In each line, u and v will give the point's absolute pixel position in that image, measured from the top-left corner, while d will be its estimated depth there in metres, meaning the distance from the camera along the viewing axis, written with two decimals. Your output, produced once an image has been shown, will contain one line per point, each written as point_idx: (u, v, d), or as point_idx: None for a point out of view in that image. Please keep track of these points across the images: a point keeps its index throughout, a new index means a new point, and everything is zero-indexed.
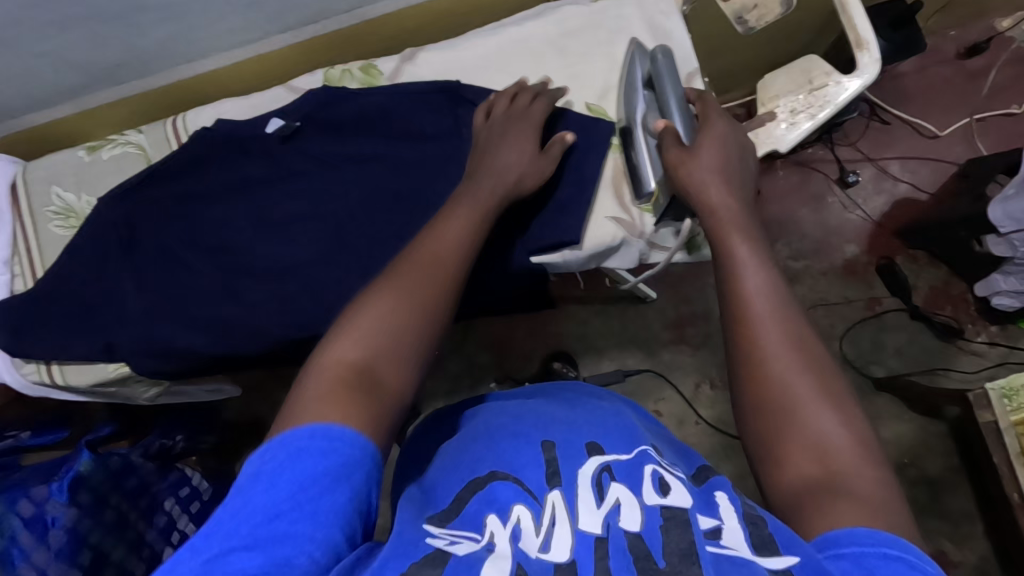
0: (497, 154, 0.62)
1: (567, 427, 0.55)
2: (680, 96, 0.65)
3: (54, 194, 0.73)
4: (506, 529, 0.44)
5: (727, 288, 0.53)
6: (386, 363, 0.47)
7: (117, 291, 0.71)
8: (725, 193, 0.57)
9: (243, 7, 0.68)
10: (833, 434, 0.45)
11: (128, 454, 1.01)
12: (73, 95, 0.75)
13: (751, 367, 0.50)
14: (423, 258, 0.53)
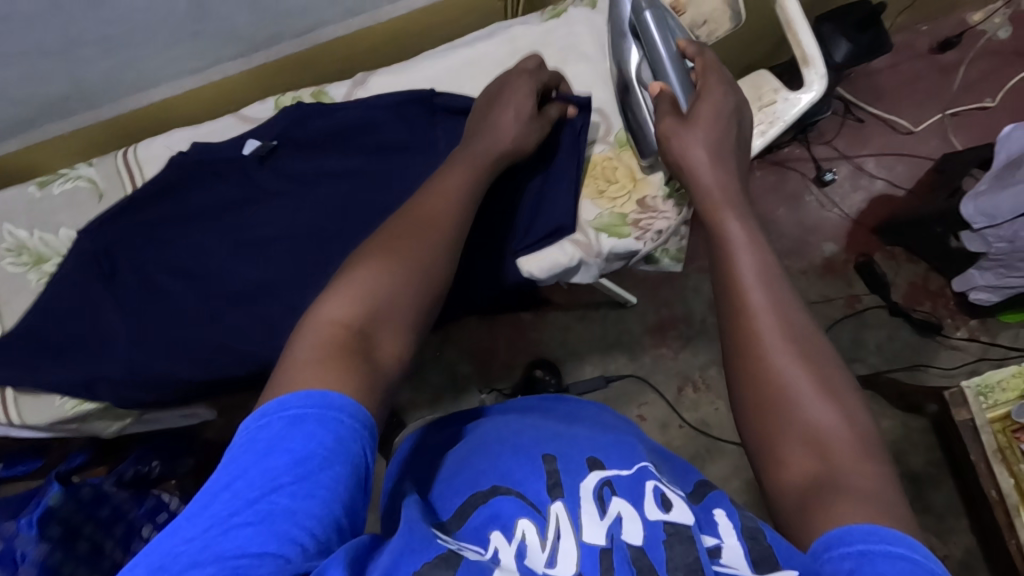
0: (496, 112, 0.63)
1: (567, 442, 0.53)
2: (674, 53, 0.63)
3: (7, 231, 0.72)
4: (510, 545, 0.42)
5: (722, 271, 0.52)
6: (383, 327, 0.45)
7: (69, 326, 0.70)
8: (718, 169, 0.56)
9: (189, 36, 0.68)
10: (831, 427, 0.44)
11: (100, 484, 1.00)
12: (22, 128, 0.74)
13: (749, 356, 0.48)
14: (417, 223, 0.52)
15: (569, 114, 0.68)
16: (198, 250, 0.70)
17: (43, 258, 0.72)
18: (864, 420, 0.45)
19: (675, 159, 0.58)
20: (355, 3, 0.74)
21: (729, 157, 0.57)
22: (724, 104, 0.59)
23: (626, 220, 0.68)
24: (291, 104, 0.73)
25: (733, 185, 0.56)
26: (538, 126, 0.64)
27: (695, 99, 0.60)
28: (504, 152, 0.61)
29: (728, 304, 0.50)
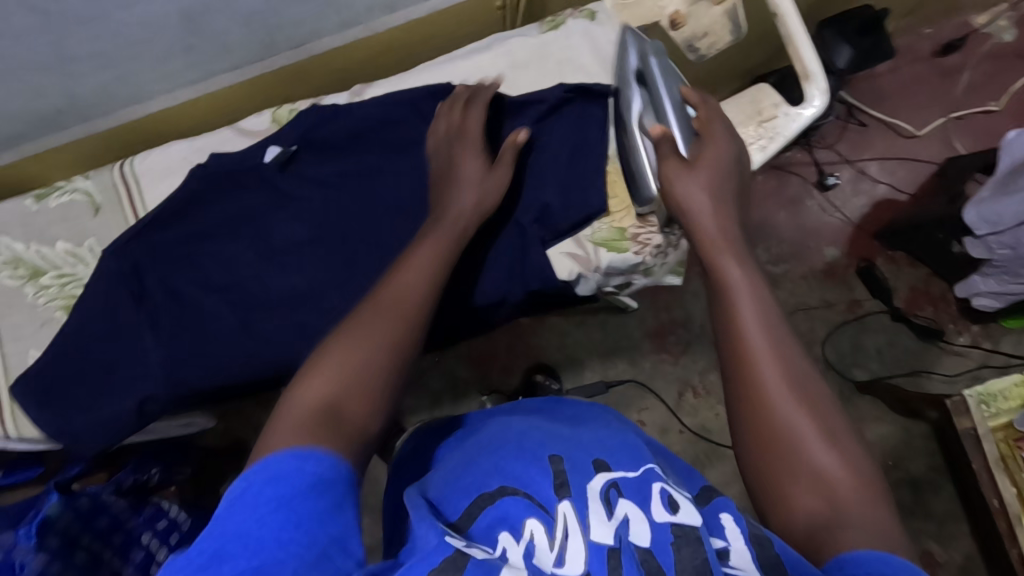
0: (454, 182, 0.61)
1: (572, 442, 0.53)
2: (678, 101, 0.61)
3: (3, 244, 0.72)
4: (519, 545, 0.44)
5: (722, 314, 0.50)
6: (354, 402, 0.44)
7: (62, 341, 0.69)
8: (720, 216, 0.54)
9: (184, 49, 0.68)
10: (835, 471, 0.44)
11: (99, 493, 0.99)
12: (16, 142, 0.74)
13: (754, 407, 0.46)
14: (386, 301, 0.50)
15: (523, 141, 0.65)
16: (196, 263, 0.70)
17: (41, 271, 0.71)
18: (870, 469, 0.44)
19: (673, 205, 0.56)
20: (352, 15, 0.73)
21: (728, 200, 0.55)
22: (726, 153, 0.57)
23: (625, 235, 0.67)
24: (291, 117, 0.72)
25: (734, 232, 0.54)
26: (496, 179, 0.63)
27: (697, 148, 0.58)
28: (470, 214, 0.60)
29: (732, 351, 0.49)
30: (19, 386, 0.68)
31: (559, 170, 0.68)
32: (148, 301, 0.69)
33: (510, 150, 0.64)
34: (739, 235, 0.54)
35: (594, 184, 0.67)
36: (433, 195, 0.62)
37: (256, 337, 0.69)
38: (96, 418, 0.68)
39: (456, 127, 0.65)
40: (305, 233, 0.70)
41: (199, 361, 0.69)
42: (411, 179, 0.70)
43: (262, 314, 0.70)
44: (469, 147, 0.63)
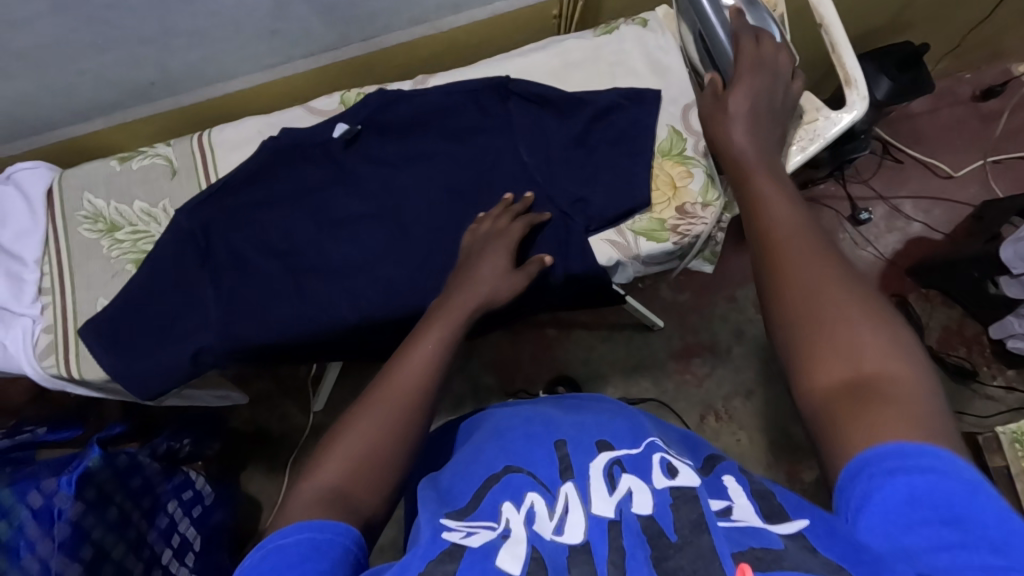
0: (477, 267, 0.65)
1: (576, 426, 0.56)
2: (726, 28, 0.66)
3: (86, 200, 0.78)
4: (519, 513, 0.45)
5: (753, 214, 0.53)
6: (361, 489, 0.47)
7: (128, 290, 0.74)
8: (750, 138, 0.58)
9: (269, 34, 0.75)
10: (869, 346, 0.43)
11: (135, 454, 1.04)
12: (107, 111, 0.81)
13: (784, 280, 0.48)
14: (396, 379, 0.53)
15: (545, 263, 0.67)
16: (259, 227, 0.75)
17: (117, 227, 0.77)
18: (914, 342, 0.44)
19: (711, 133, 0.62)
20: (421, 13, 0.79)
21: (761, 128, 0.59)
22: (759, 81, 0.61)
23: (665, 226, 0.70)
24: (357, 100, 0.77)
25: (763, 156, 0.58)
26: (515, 280, 0.65)
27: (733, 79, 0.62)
28: (482, 305, 0.62)
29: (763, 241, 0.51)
30: (87, 329, 0.73)
31: (601, 170, 0.72)
32: (216, 259, 0.75)
33: (535, 265, 0.66)
34: (777, 163, 0.57)
35: (637, 175, 0.71)
36: (455, 279, 0.65)
37: (308, 301, 0.73)
38: (154, 365, 0.72)
39: (499, 227, 0.68)
40: (363, 208, 0.75)
41: (253, 319, 0.73)
42: (463, 164, 0.74)
43: (318, 280, 0.74)
44: (501, 246, 0.66)
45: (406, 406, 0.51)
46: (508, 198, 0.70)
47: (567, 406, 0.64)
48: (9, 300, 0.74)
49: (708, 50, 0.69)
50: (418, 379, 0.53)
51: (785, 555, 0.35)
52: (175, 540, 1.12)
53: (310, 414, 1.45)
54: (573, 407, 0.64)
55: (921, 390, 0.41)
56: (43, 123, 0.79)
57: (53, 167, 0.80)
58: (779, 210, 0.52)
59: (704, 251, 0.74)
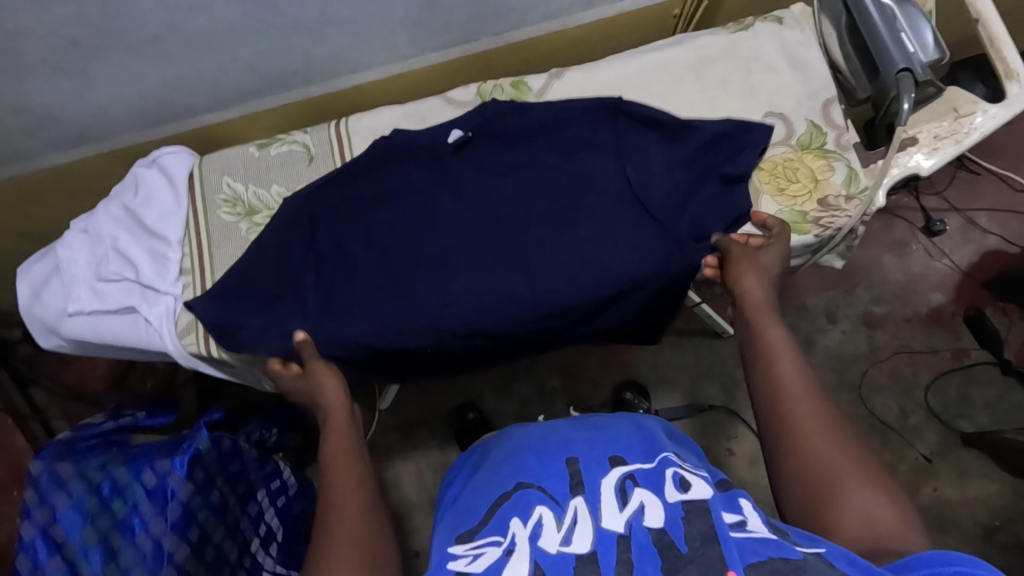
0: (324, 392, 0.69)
1: (588, 442, 0.58)
2: (886, 17, 0.66)
3: (225, 183, 0.80)
4: (526, 528, 0.49)
5: (766, 377, 0.60)
6: None
7: (271, 272, 0.75)
8: (760, 289, 0.66)
9: (412, 26, 0.77)
10: (875, 507, 0.50)
11: (236, 439, 1.04)
12: (246, 98, 0.84)
13: (793, 440, 0.55)
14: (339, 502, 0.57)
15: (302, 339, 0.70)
16: (392, 211, 0.76)
17: (255, 211, 0.79)
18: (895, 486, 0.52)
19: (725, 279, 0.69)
20: (555, 9, 0.81)
21: (767, 278, 0.67)
22: (778, 255, 0.68)
23: (807, 218, 0.70)
24: (494, 91, 0.78)
25: (771, 296, 0.67)
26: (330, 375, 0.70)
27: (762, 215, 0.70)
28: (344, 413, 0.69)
29: (773, 385, 0.59)
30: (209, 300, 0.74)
31: (746, 158, 0.71)
32: (351, 244, 0.76)
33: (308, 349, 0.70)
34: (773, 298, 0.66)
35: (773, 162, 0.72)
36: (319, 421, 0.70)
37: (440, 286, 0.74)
38: (274, 328, 0.72)
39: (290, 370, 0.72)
40: (492, 197, 0.76)
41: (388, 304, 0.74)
42: (593, 153, 0.75)
43: (447, 265, 0.75)
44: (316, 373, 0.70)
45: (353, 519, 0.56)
46: (278, 364, 0.71)
47: (582, 423, 0.63)
48: (154, 278, 0.76)
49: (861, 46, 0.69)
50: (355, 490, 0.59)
51: (801, 565, 0.42)
52: (262, 529, 1.12)
53: (378, 413, 1.41)
54: (588, 423, 0.64)
55: (910, 534, 0.49)
56: (184, 110, 0.83)
57: (190, 152, 0.83)
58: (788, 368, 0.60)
59: (841, 245, 0.74)
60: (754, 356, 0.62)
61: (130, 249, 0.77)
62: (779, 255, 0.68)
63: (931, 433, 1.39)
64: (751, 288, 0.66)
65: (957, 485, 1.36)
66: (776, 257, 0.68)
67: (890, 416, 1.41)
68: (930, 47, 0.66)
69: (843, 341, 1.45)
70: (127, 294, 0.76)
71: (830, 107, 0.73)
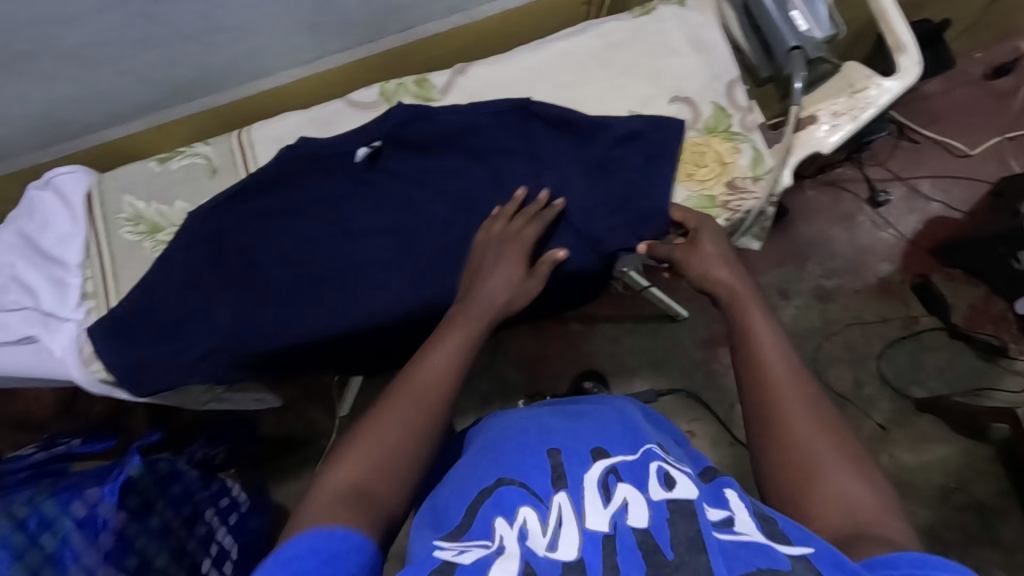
0: (487, 277, 0.64)
1: (569, 432, 0.53)
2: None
3: (126, 202, 0.77)
4: (513, 530, 0.45)
5: (747, 360, 0.57)
6: (383, 484, 0.48)
7: (178, 294, 0.73)
8: (731, 273, 0.63)
9: (308, 29, 0.75)
10: (856, 495, 0.48)
11: (174, 461, 1.01)
12: (144, 113, 0.81)
13: (773, 424, 0.53)
14: (419, 376, 0.54)
15: (560, 259, 0.67)
16: (303, 219, 0.74)
17: (159, 228, 0.76)
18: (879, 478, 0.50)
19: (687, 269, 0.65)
20: (458, 1, 0.79)
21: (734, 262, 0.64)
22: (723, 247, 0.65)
23: (716, 202, 0.70)
24: (398, 92, 0.76)
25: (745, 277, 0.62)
26: (524, 288, 0.65)
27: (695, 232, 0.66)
28: (499, 308, 0.62)
29: (756, 372, 0.56)
30: (105, 326, 0.72)
31: (655, 150, 0.71)
32: (261, 256, 0.74)
33: (547, 265, 0.66)
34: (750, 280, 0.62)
35: (673, 149, 0.70)
36: (463, 289, 0.65)
37: (356, 294, 0.73)
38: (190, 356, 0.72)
39: None
40: (404, 200, 0.74)
41: (300, 317, 0.73)
42: (501, 148, 0.73)
43: (364, 273, 0.73)
44: (515, 251, 0.65)
45: (422, 404, 0.52)
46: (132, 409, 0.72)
47: (565, 411, 0.58)
48: (55, 305, 0.73)
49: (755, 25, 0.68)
50: (440, 373, 0.55)
51: None
52: (215, 550, 1.07)
53: (336, 420, 1.39)
54: (569, 409, 0.59)
55: (892, 524, 0.47)
56: (79, 127, 0.79)
57: (89, 171, 0.80)
58: (772, 353, 0.56)
59: (755, 227, 0.74)
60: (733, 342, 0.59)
61: (29, 276, 0.74)
62: (723, 245, 0.65)
63: (886, 401, 1.41)
64: (722, 274, 0.63)
65: (913, 450, 1.38)
66: (717, 242, 0.65)
67: (845, 387, 1.42)
68: (825, 22, 0.65)
69: (796, 317, 1.46)
70: (28, 323, 0.72)
71: (733, 89, 0.72)
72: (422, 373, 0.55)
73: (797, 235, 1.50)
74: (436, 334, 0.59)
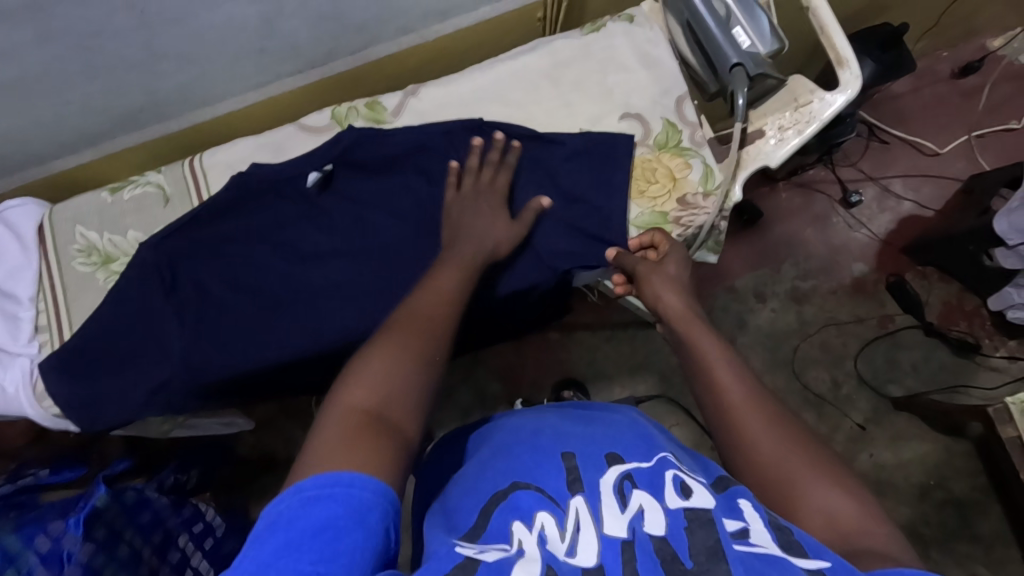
0: (473, 222, 0.67)
1: (583, 439, 0.57)
2: (718, 17, 0.65)
3: (78, 233, 0.76)
4: (532, 533, 0.45)
5: (704, 384, 0.59)
6: (395, 409, 0.48)
7: (133, 326, 0.73)
8: (679, 300, 0.65)
9: (256, 54, 0.74)
10: (838, 505, 0.49)
11: (143, 489, 0.99)
12: (95, 141, 0.80)
13: (740, 446, 0.54)
14: (418, 312, 0.56)
15: (545, 206, 0.70)
16: (258, 245, 0.74)
17: (112, 259, 0.76)
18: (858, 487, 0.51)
19: (644, 294, 0.67)
20: (408, 23, 0.79)
21: (685, 288, 0.66)
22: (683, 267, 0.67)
23: (667, 219, 0.70)
24: (350, 115, 0.75)
25: (692, 305, 0.65)
26: (513, 231, 0.68)
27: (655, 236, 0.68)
28: (489, 254, 0.65)
29: (712, 396, 0.58)
30: (59, 361, 0.72)
31: (606, 166, 0.71)
32: (215, 283, 0.73)
33: (533, 211, 0.69)
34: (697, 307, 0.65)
35: (623, 167, 0.71)
36: (447, 237, 0.67)
37: (311, 318, 0.73)
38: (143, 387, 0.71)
39: None
40: (358, 224, 0.74)
41: (254, 345, 0.72)
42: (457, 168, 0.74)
43: (319, 297, 0.73)
44: (493, 199, 0.69)
45: (426, 334, 0.54)
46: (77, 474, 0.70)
47: (576, 418, 0.64)
48: (6, 341, 0.73)
49: (697, 42, 0.68)
50: (442, 309, 0.57)
51: None
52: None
53: None
54: (585, 417, 0.64)
55: (878, 528, 0.47)
56: (30, 158, 0.79)
57: (41, 203, 0.79)
58: (726, 377, 0.58)
59: (710, 241, 0.74)
60: (689, 370, 0.61)
61: None
62: (682, 267, 0.67)
63: (863, 400, 1.40)
64: (671, 302, 0.65)
65: (892, 449, 1.37)
66: (679, 265, 0.67)
67: (823, 388, 1.42)
68: (767, 37, 0.65)
69: (773, 319, 1.46)
70: None
71: (683, 104, 0.72)
72: (415, 304, 0.57)
73: (771, 238, 1.51)
74: (427, 276, 0.62)
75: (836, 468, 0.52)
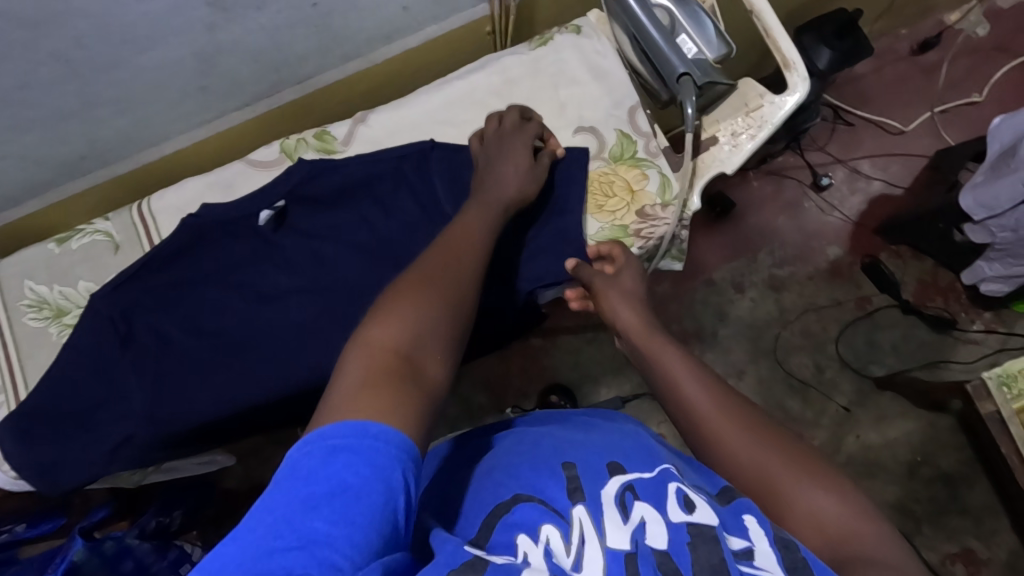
0: (498, 166, 0.64)
1: (585, 446, 0.53)
2: (665, 33, 0.63)
3: (27, 288, 0.74)
4: (538, 546, 0.42)
5: (675, 397, 0.58)
6: (425, 351, 0.44)
7: (90, 381, 0.70)
8: (634, 315, 0.63)
9: (197, 92, 0.72)
10: (826, 511, 0.47)
11: (124, 537, 0.95)
12: (39, 192, 0.78)
13: (720, 456, 0.53)
14: (453, 254, 0.53)
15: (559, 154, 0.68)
16: (214, 287, 0.72)
17: (64, 311, 0.73)
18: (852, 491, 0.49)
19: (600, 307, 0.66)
20: (353, 48, 0.77)
21: (642, 300, 0.65)
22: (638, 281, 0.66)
23: (628, 231, 0.70)
24: (298, 148, 0.74)
25: (650, 318, 0.64)
26: (536, 173, 0.65)
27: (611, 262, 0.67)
28: (513, 200, 0.62)
29: (685, 408, 0.56)
30: (15, 423, 0.69)
31: (561, 182, 0.70)
32: (171, 328, 0.71)
33: (549, 156, 0.67)
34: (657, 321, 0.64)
35: (577, 183, 0.70)
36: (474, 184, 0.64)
37: (274, 357, 0.71)
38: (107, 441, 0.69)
39: None
40: (316, 257, 0.72)
41: (219, 388, 0.70)
42: (412, 193, 0.72)
43: (282, 335, 0.71)
44: (520, 141, 0.66)
45: (460, 277, 0.50)
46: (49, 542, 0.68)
47: (575, 425, 0.60)
48: None
49: (643, 52, 0.67)
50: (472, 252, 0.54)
51: None
52: None
53: None
54: (580, 425, 0.60)
55: (872, 536, 0.46)
56: None
57: None
58: (693, 389, 0.57)
59: (674, 249, 0.74)
60: (656, 384, 0.60)
61: None
62: (637, 280, 0.66)
63: (847, 382, 1.41)
64: (626, 317, 0.64)
65: (878, 429, 1.37)
66: (634, 278, 0.66)
67: (807, 373, 1.42)
68: (715, 42, 0.64)
69: (752, 309, 1.45)
70: None
71: (635, 116, 0.72)
72: (447, 242, 0.54)
73: (745, 227, 1.50)
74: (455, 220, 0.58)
75: (825, 472, 0.50)
